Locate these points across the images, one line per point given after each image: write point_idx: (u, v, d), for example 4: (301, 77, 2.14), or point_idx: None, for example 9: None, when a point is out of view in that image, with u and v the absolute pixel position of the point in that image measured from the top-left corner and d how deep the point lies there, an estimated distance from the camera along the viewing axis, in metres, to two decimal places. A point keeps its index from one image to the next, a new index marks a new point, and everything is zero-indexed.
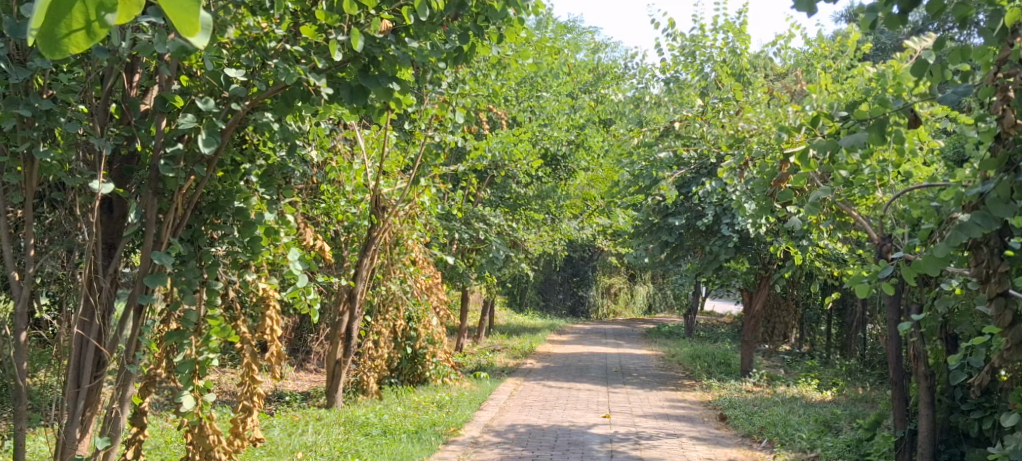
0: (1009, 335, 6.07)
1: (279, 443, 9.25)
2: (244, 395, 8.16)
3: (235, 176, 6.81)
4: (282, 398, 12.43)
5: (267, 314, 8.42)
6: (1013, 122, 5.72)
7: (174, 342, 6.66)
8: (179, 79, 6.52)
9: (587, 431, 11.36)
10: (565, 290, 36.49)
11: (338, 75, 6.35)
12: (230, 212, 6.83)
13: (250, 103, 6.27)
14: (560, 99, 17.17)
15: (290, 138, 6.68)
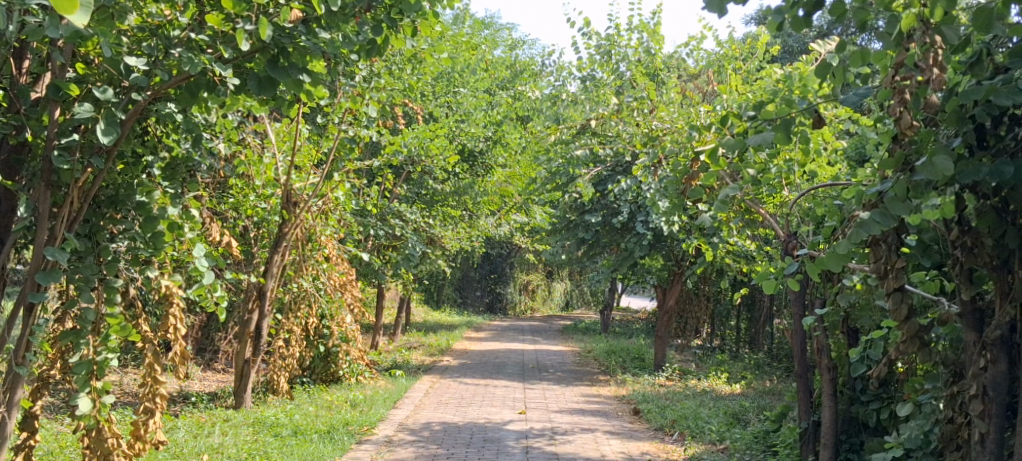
0: (905, 328, 6.34)
1: (184, 445, 9.14)
2: (146, 396, 8.03)
3: (136, 168, 6.84)
4: (188, 399, 12.27)
5: (170, 313, 8.27)
6: (910, 123, 5.99)
7: (69, 341, 6.61)
8: (74, 67, 6.44)
9: (503, 428, 11.46)
10: (483, 287, 36.61)
11: (245, 65, 6.31)
12: (131, 206, 6.79)
13: (151, 93, 6.21)
14: (476, 95, 17.27)
15: (193, 130, 6.79)
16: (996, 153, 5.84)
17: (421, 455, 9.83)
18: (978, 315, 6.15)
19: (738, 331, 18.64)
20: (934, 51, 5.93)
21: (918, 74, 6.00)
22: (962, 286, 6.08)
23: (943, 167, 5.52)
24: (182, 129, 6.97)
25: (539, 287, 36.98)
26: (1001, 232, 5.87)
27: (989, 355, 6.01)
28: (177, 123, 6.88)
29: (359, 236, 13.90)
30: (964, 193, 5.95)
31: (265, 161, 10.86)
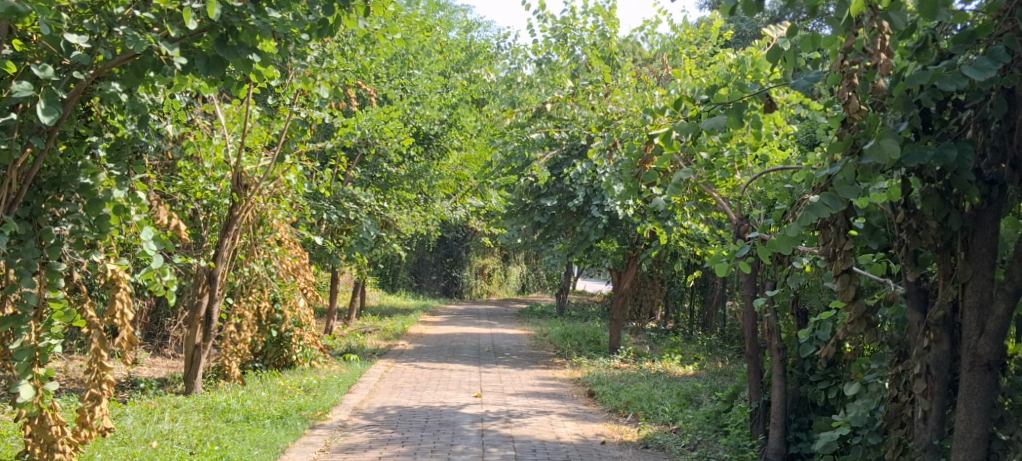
0: (852, 308, 6.46)
1: (132, 431, 9.05)
2: (92, 383, 7.85)
3: (78, 149, 6.83)
4: (136, 385, 12.15)
5: (117, 297, 8.12)
6: (858, 108, 6.03)
7: (8, 328, 6.53)
8: (10, 43, 6.33)
9: (458, 411, 11.49)
10: (439, 271, 36.54)
11: (193, 45, 6.24)
12: (74, 189, 6.74)
13: (94, 72, 6.22)
14: (430, 77, 17.23)
15: (139, 109, 6.62)
16: (940, 138, 5.95)
17: (375, 439, 9.85)
18: (922, 295, 6.30)
19: (691, 313, 18.80)
20: (881, 37, 5.99)
21: (866, 58, 6.10)
22: (907, 268, 6.21)
23: (890, 150, 5.60)
24: (128, 110, 6.83)
25: (495, 271, 37.01)
26: (944, 216, 5.96)
27: (932, 335, 6.14)
28: (122, 103, 6.73)
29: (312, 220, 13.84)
30: (910, 176, 6.10)
31: (215, 143, 10.88)
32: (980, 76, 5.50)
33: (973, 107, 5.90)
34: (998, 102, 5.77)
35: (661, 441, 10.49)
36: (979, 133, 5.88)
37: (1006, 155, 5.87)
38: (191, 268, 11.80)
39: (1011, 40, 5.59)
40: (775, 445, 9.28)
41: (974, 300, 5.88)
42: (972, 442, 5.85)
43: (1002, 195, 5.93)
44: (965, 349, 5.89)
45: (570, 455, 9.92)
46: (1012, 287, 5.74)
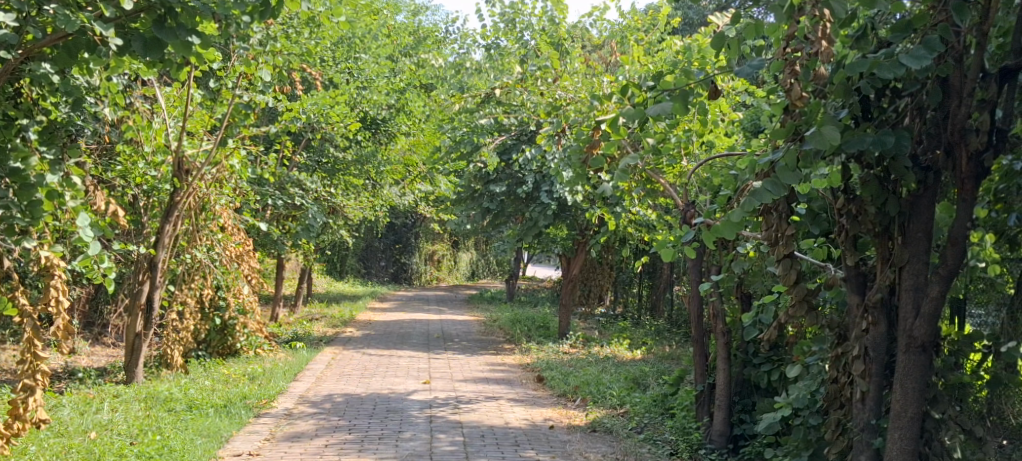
0: (794, 292, 6.66)
1: (69, 422, 8.91)
2: (25, 373, 7.76)
3: (9, 131, 6.81)
4: (75, 375, 11.95)
5: (52, 285, 7.99)
6: (799, 95, 5.92)
7: None
8: None
9: (406, 398, 11.47)
10: (388, 257, 36.56)
11: (130, 26, 6.09)
12: (4, 172, 6.53)
13: (24, 52, 6.27)
14: (377, 61, 17.10)
15: (71, 90, 6.71)
16: (878, 125, 6.03)
17: (321, 427, 9.80)
18: (860, 279, 6.53)
19: (639, 298, 18.92)
20: (822, 25, 5.88)
21: (806, 46, 6.01)
22: (847, 253, 6.41)
23: (830, 137, 5.65)
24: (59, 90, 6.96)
25: (445, 256, 36.97)
26: (882, 201, 6.08)
27: (870, 317, 6.40)
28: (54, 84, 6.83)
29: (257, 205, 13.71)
30: (850, 163, 6.15)
31: (155, 127, 10.78)
32: (916, 65, 5.56)
33: (911, 95, 5.97)
34: (934, 90, 5.89)
35: (608, 424, 10.54)
36: (916, 120, 5.97)
37: (941, 142, 5.96)
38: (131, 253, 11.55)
39: (946, 29, 5.67)
40: (719, 427, 9.40)
41: (911, 283, 6.09)
42: (906, 421, 6.09)
43: (937, 179, 6.06)
44: (901, 331, 6.09)
45: (517, 440, 9.95)
46: (946, 270, 5.90)
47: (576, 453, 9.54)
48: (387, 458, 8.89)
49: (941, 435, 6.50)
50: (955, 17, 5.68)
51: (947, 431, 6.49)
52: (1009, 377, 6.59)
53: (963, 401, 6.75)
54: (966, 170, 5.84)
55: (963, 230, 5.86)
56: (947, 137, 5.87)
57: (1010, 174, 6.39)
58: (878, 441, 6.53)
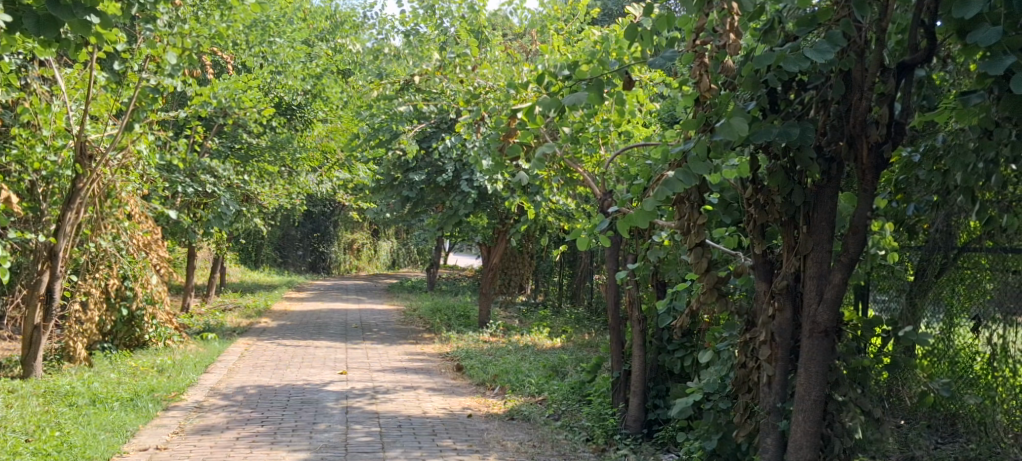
0: (705, 279, 6.96)
1: None
2: None
3: None
4: None
5: None
6: (708, 86, 6.35)
7: None
8: None
9: (322, 389, 11.36)
10: (305, 246, 36.60)
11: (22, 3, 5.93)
12: None
13: None
14: (293, 46, 16.86)
15: None
16: (785, 117, 6.08)
17: (232, 420, 9.67)
18: (768, 267, 6.61)
19: (560, 286, 18.99)
20: (730, 18, 6.41)
21: (716, 39, 6.48)
22: (755, 241, 6.49)
23: (739, 128, 5.69)
24: None
25: (364, 245, 36.82)
26: (788, 191, 6.19)
27: (776, 304, 6.51)
28: None
29: (163, 191, 13.44)
30: (758, 153, 6.26)
31: (54, 110, 10.54)
32: (821, 58, 5.62)
33: (815, 88, 6.07)
34: (837, 83, 5.93)
35: (526, 412, 10.55)
36: (820, 113, 6.05)
37: (843, 134, 6.04)
38: (30, 242, 11.16)
39: (847, 24, 5.77)
40: (634, 412, 9.50)
41: (814, 270, 6.18)
42: (810, 404, 6.27)
43: (841, 170, 6.14)
44: (805, 316, 6.22)
45: (434, 429, 9.91)
46: (849, 258, 6.04)
47: (493, 441, 9.52)
48: (300, 450, 8.80)
49: (842, 417, 6.67)
50: (854, 12, 5.73)
51: (848, 413, 6.67)
52: (906, 359, 6.81)
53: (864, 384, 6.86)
54: (866, 161, 5.96)
55: (863, 219, 5.98)
56: (850, 129, 5.96)
57: (909, 166, 6.85)
58: (785, 423, 6.67)
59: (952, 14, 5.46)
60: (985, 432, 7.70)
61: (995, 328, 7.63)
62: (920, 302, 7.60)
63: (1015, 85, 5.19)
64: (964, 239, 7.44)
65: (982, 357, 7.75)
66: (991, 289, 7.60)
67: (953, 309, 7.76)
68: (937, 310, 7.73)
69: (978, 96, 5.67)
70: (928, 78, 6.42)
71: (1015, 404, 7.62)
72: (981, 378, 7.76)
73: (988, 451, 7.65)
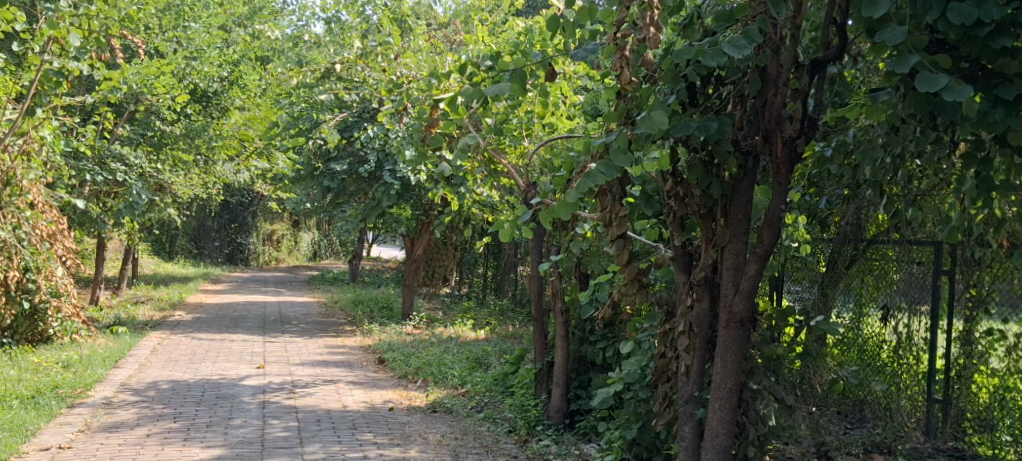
0: (626, 271, 6.86)
1: None
2: None
3: None
4: None
5: None
6: (629, 79, 6.22)
7: None
8: None
9: (237, 383, 11.10)
10: (222, 237, 35.78)
11: None
12: None
13: None
14: (210, 31, 16.47)
15: None
16: (703, 111, 6.08)
17: (142, 417, 9.39)
18: (688, 258, 6.59)
19: (485, 278, 18.88)
20: (650, 11, 6.24)
21: (636, 32, 6.31)
22: (674, 233, 6.47)
23: (659, 121, 5.61)
24: None
25: (284, 237, 36.38)
26: (706, 184, 6.15)
27: (694, 294, 6.48)
28: None
29: (69, 180, 13.04)
30: (677, 146, 6.22)
31: None
32: (739, 54, 5.58)
33: (733, 83, 6.08)
34: (754, 79, 5.90)
35: (449, 405, 10.40)
36: (738, 107, 6.03)
37: (759, 129, 5.98)
38: None
39: (764, 21, 5.71)
40: (557, 403, 9.42)
41: (731, 262, 6.16)
42: (726, 393, 6.23)
43: (756, 164, 6.14)
44: (722, 306, 6.19)
45: (355, 423, 9.72)
46: (763, 250, 6.01)
47: (414, 434, 9.36)
48: (213, 447, 8.56)
49: (757, 405, 6.64)
50: (771, 10, 5.69)
51: (763, 401, 6.64)
52: (818, 349, 6.84)
53: (777, 373, 6.89)
54: (780, 155, 5.90)
55: (778, 212, 5.95)
56: (765, 124, 5.88)
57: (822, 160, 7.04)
58: (702, 412, 6.62)
59: (862, 12, 5.42)
60: (891, 417, 8.31)
61: (901, 317, 8.29)
62: (831, 290, 8.45)
63: (920, 84, 5.14)
64: (873, 233, 8.30)
65: (888, 345, 8.42)
66: (897, 280, 8.31)
67: (863, 299, 8.56)
68: (848, 298, 8.59)
69: (886, 92, 5.67)
70: (839, 75, 6.60)
71: (917, 389, 8.23)
72: (887, 365, 8.42)
73: (892, 435, 8.23)
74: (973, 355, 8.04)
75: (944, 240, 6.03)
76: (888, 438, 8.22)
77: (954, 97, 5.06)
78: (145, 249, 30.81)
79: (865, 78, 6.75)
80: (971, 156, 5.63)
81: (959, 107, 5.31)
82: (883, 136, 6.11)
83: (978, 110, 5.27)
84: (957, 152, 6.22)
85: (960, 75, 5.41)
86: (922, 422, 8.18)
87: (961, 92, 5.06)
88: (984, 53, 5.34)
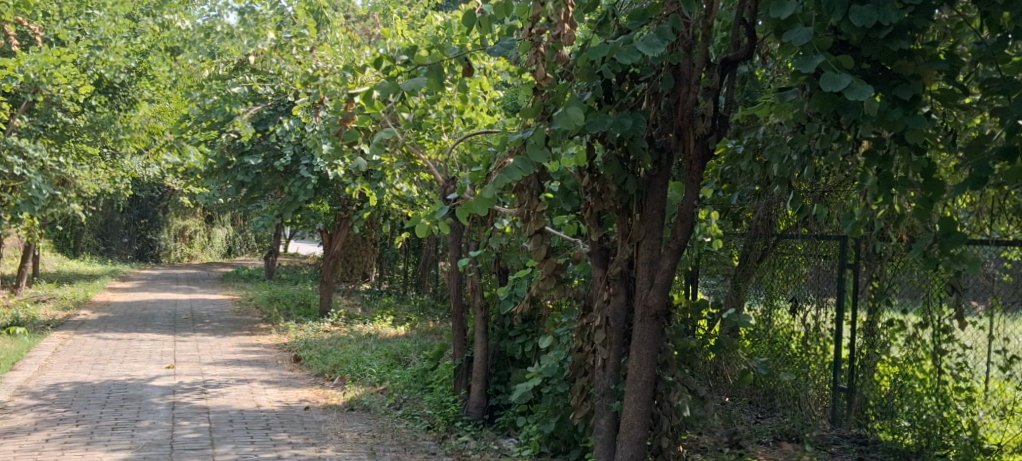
0: (544, 266, 6.75)
1: None
2: None
3: None
4: None
5: None
6: (545, 75, 6.10)
7: None
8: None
9: (145, 384, 10.76)
10: (131, 233, 34.88)
11: None
12: None
13: None
14: (116, 20, 15.98)
15: None
16: (619, 108, 5.97)
17: (41, 421, 9.03)
18: (604, 253, 6.54)
19: (406, 274, 18.67)
20: (566, 7, 6.08)
21: (551, 28, 6.16)
22: (591, 229, 6.36)
23: (574, 117, 5.47)
24: None
25: (197, 233, 35.78)
26: (622, 180, 6.06)
27: (611, 289, 6.40)
28: None
29: None
30: (595, 142, 6.11)
31: None
32: (652, 53, 5.47)
33: (647, 81, 5.96)
34: (667, 77, 5.82)
35: (367, 403, 10.18)
36: (652, 105, 5.95)
37: (673, 126, 5.94)
38: None
39: (676, 20, 5.61)
40: (476, 399, 9.26)
41: (645, 257, 6.09)
42: (641, 385, 6.15)
43: (670, 161, 6.08)
44: (637, 300, 6.12)
45: (269, 423, 9.46)
46: (675, 245, 5.95)
47: (330, 433, 9.14)
48: (118, 450, 8.25)
49: (671, 396, 6.54)
50: (683, 9, 5.57)
51: (676, 392, 6.53)
52: (731, 342, 6.84)
53: (690, 365, 6.84)
54: (693, 152, 5.85)
55: (691, 208, 5.87)
56: (678, 122, 5.84)
57: (734, 158, 7.00)
58: (617, 405, 6.55)
59: (770, 13, 5.38)
60: (799, 406, 8.51)
61: (808, 309, 8.54)
62: (743, 283, 8.79)
63: (824, 84, 5.07)
64: (782, 228, 8.55)
65: (797, 336, 8.67)
66: (806, 274, 8.61)
67: (774, 291, 8.86)
68: (760, 291, 8.98)
69: (793, 91, 5.63)
70: (751, 74, 6.60)
71: (824, 379, 8.43)
72: (796, 356, 8.64)
73: (800, 424, 8.37)
74: (875, 346, 8.04)
75: (848, 234, 6.12)
76: (795, 427, 8.35)
77: (856, 96, 5.01)
78: (50, 247, 29.97)
79: (778, 77, 6.72)
80: (872, 154, 5.62)
81: (861, 106, 5.26)
82: (792, 134, 6.16)
83: (878, 110, 5.22)
84: (863, 150, 6.21)
85: (861, 76, 5.34)
86: (828, 410, 8.37)
87: (863, 92, 5.01)
88: (883, 56, 5.29)
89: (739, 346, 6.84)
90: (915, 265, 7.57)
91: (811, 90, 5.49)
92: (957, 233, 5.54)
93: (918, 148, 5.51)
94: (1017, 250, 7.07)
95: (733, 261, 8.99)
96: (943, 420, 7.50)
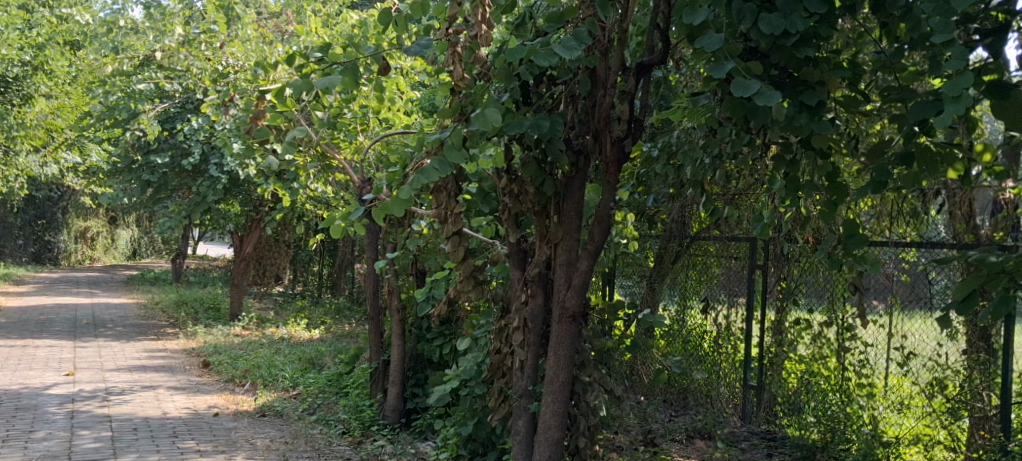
0: (462, 268, 6.67)
1: None
2: None
3: None
4: None
5: None
6: (462, 75, 6.05)
7: None
8: None
9: (42, 393, 10.47)
10: (26, 235, 33.39)
11: None
12: None
13: None
14: (11, 13, 15.52)
15: None
16: (535, 110, 5.95)
17: None
18: (522, 255, 6.54)
19: (319, 276, 18.49)
20: (482, 8, 6.17)
21: (467, 29, 6.20)
22: (509, 230, 6.31)
23: (492, 119, 5.46)
24: None
25: (99, 234, 35.01)
26: (539, 182, 6.04)
27: (529, 290, 6.38)
28: None
29: None
30: (512, 144, 6.04)
31: None
32: (569, 55, 5.47)
33: (564, 83, 5.98)
34: (583, 80, 5.84)
35: (279, 408, 10.04)
36: (568, 107, 5.99)
37: (590, 129, 6.00)
38: None
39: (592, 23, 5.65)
40: (392, 403, 9.21)
41: (563, 258, 6.10)
42: (558, 386, 6.16)
43: (588, 163, 6.09)
44: (554, 301, 6.13)
45: (175, 430, 9.28)
46: (593, 247, 5.99)
47: (240, 440, 9.00)
48: None
49: (587, 396, 6.58)
50: (599, 14, 5.65)
51: (593, 392, 6.58)
52: (647, 342, 6.90)
53: (606, 365, 6.89)
54: (609, 154, 5.90)
55: (607, 209, 5.94)
56: (595, 124, 5.86)
57: (649, 160, 7.13)
58: (535, 405, 6.55)
59: (682, 19, 5.42)
60: (710, 403, 8.67)
61: (721, 309, 8.75)
62: (658, 285, 8.97)
63: (734, 89, 5.12)
64: (696, 230, 8.64)
65: (709, 336, 8.86)
66: (717, 275, 8.79)
67: (687, 292, 9.00)
68: (675, 292, 9.12)
69: (706, 96, 5.75)
70: (665, 79, 6.65)
71: (734, 377, 8.61)
72: (708, 355, 8.85)
73: (713, 421, 8.41)
74: (782, 344, 8.18)
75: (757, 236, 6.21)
76: (707, 424, 8.40)
77: (765, 102, 5.04)
78: None
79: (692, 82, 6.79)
80: (781, 157, 5.73)
81: (770, 111, 5.33)
82: (703, 138, 6.21)
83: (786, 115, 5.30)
84: (771, 155, 6.34)
85: (769, 81, 5.42)
86: (738, 408, 8.52)
87: (771, 97, 5.04)
88: (791, 62, 5.35)
89: (654, 346, 6.89)
90: (821, 266, 7.73)
91: (722, 94, 5.57)
92: (859, 234, 5.57)
93: (823, 152, 5.62)
94: (914, 251, 7.25)
95: (649, 262, 9.13)
96: (846, 414, 7.58)
